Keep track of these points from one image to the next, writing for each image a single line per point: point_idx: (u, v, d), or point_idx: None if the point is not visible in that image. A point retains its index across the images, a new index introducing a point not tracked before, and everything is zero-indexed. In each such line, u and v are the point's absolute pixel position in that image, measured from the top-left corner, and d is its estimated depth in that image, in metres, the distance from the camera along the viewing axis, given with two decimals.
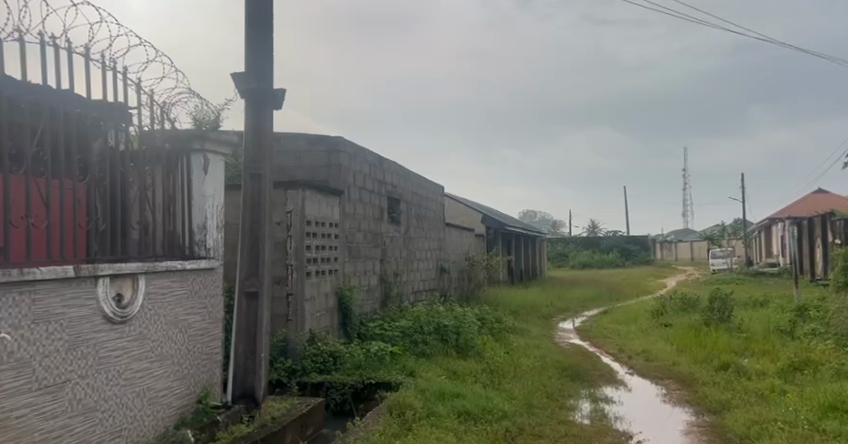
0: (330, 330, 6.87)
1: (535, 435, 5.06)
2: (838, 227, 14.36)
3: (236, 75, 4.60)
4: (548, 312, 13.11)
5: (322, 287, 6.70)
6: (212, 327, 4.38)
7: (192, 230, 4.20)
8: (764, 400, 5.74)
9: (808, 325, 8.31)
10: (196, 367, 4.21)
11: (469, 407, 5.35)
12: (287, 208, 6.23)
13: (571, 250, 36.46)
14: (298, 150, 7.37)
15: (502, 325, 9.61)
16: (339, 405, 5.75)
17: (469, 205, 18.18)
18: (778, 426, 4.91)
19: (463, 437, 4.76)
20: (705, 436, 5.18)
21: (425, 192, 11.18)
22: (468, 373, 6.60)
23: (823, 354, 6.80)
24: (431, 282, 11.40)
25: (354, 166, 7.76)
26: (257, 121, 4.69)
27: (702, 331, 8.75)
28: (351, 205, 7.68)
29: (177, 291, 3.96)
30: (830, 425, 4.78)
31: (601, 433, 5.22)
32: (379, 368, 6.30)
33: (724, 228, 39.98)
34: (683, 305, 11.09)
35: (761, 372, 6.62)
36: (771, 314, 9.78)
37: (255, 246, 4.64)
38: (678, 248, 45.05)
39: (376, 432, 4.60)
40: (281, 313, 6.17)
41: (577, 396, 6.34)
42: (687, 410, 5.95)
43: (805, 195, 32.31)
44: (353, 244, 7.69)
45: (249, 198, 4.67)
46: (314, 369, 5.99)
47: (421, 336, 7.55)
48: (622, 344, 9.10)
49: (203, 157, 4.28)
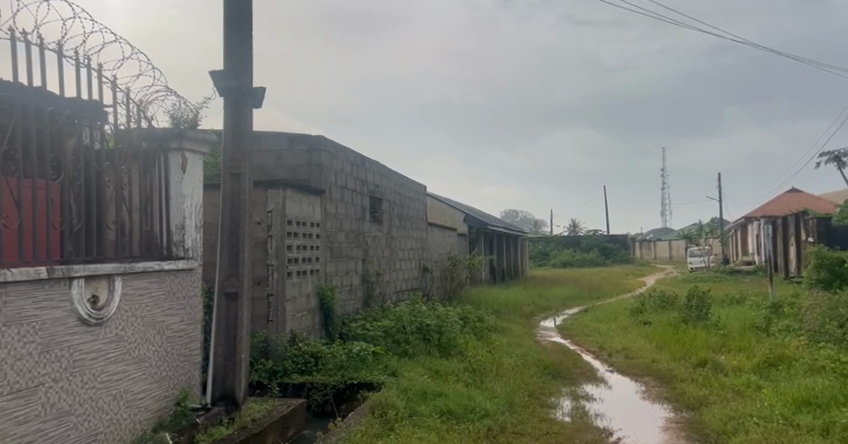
0: (311, 331, 6.84)
1: (517, 433, 5.08)
2: (811, 225, 14.62)
3: (213, 73, 4.55)
4: (529, 311, 13.16)
5: (303, 287, 6.66)
6: (191, 328, 4.34)
7: (169, 230, 4.16)
8: (740, 395, 5.82)
9: (783, 322, 8.45)
10: (174, 369, 4.17)
11: (451, 406, 5.35)
12: (267, 208, 6.20)
13: (552, 250, 36.66)
14: (278, 149, 7.33)
15: (484, 324, 9.64)
16: (320, 406, 5.73)
17: (451, 205, 18.20)
18: (753, 422, 4.97)
19: (445, 436, 4.77)
20: (683, 433, 5.23)
21: (407, 192, 11.17)
22: (450, 372, 6.61)
23: (797, 350, 6.91)
24: (413, 281, 11.39)
25: (335, 165, 7.73)
26: (235, 120, 4.66)
27: (680, 329, 8.84)
28: (332, 205, 7.64)
29: (154, 293, 3.92)
30: (804, 420, 4.86)
31: (581, 430, 5.26)
32: (362, 368, 6.28)
33: (701, 227, 40.47)
34: (661, 302, 11.21)
35: (737, 369, 6.70)
36: (747, 311, 9.91)
37: (234, 246, 4.61)
38: (657, 247, 45.49)
39: (358, 433, 4.58)
40: (261, 314, 6.13)
41: (558, 394, 6.37)
42: (665, 407, 6.01)
43: (779, 195, 32.84)
44: (335, 244, 7.66)
45: (227, 198, 4.63)
46: (295, 370, 5.95)
47: (403, 336, 7.53)
48: (602, 342, 9.17)
49: (181, 156, 4.23)
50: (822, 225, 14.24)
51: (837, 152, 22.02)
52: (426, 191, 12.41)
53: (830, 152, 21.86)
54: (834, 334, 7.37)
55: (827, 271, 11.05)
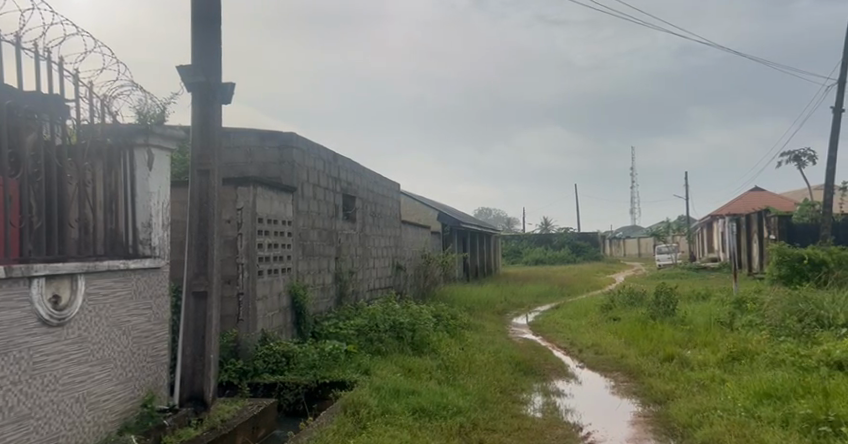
0: (283, 330, 6.78)
1: (488, 430, 5.10)
2: (772, 223, 14.96)
3: (181, 68, 4.49)
4: (501, 308, 13.25)
5: (275, 286, 6.60)
6: (158, 328, 4.27)
7: (135, 228, 4.08)
8: (705, 389, 5.93)
9: (746, 317, 8.63)
10: (140, 370, 4.10)
11: (423, 404, 5.36)
12: (237, 206, 6.13)
13: (524, 247, 36.91)
14: (248, 146, 7.25)
15: (457, 322, 9.66)
16: (292, 406, 5.69)
17: (425, 202, 18.20)
18: (717, 415, 5.07)
19: (417, 434, 4.77)
20: (650, 427, 5.31)
21: (380, 190, 11.13)
22: (422, 369, 6.62)
23: (759, 345, 7.07)
24: (387, 280, 11.37)
25: (307, 163, 7.67)
26: (204, 116, 4.59)
27: (648, 324, 8.98)
28: (304, 202, 7.59)
29: (119, 292, 3.85)
30: (765, 411, 4.98)
31: (551, 426, 5.30)
32: (334, 367, 6.24)
33: (669, 224, 41.14)
34: (630, 298, 11.39)
35: (702, 363, 6.82)
36: (713, 306, 10.11)
37: (203, 245, 4.56)
38: (626, 244, 46.12)
39: (330, 432, 4.57)
40: (231, 313, 6.06)
41: (529, 390, 6.42)
42: (633, 401, 6.10)
43: (743, 193, 33.55)
44: (307, 243, 7.61)
45: (196, 196, 4.57)
46: (266, 370, 5.90)
47: (376, 334, 7.52)
48: (572, 338, 9.27)
49: (148, 152, 4.16)
50: (783, 223, 14.59)
51: (798, 152, 22.57)
52: (399, 188, 12.38)
53: (791, 151, 22.42)
54: (794, 330, 7.56)
55: (787, 268, 11.34)
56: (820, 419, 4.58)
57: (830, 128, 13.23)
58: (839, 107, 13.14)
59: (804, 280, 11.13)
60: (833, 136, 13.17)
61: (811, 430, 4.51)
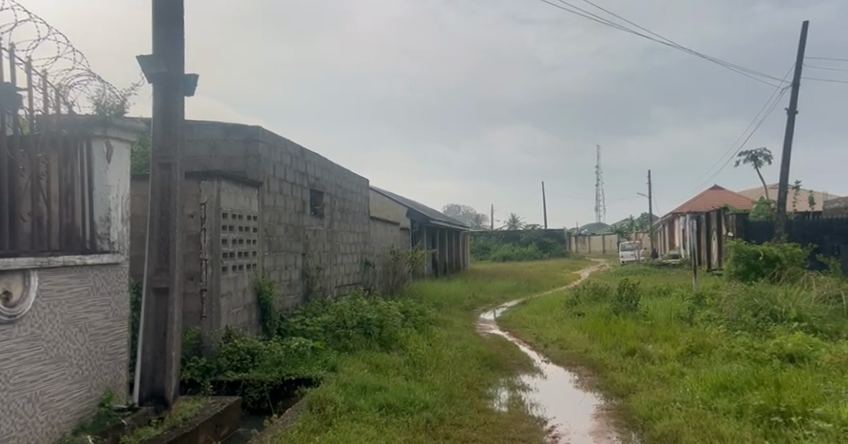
0: (248, 327, 6.69)
1: (455, 425, 5.11)
2: (730, 221, 15.28)
3: (141, 58, 4.38)
4: (469, 304, 13.30)
5: (240, 283, 6.51)
6: (117, 325, 4.17)
7: (93, 222, 3.95)
8: (665, 382, 6.03)
9: (705, 312, 8.81)
10: (98, 368, 3.99)
11: (390, 400, 5.34)
12: (201, 200, 6.02)
13: (492, 244, 37.10)
14: (212, 139, 7.13)
15: (425, 317, 9.66)
16: (257, 403, 5.61)
17: (394, 198, 18.14)
18: (676, 407, 5.16)
19: (384, 430, 4.75)
20: (612, 419, 5.38)
21: (348, 185, 11.05)
22: (390, 365, 6.60)
23: (717, 339, 7.22)
24: (355, 276, 11.30)
25: (274, 157, 7.57)
26: (166, 107, 4.50)
27: (611, 319, 9.11)
28: (271, 197, 7.49)
29: (75, 288, 3.74)
30: (722, 403, 5.08)
31: (517, 420, 5.33)
32: (300, 364, 6.17)
33: (632, 220, 41.80)
34: (594, 294, 11.53)
35: (663, 356, 6.93)
36: (673, 302, 10.30)
37: (164, 240, 4.46)
38: (591, 241, 46.74)
39: (296, 429, 4.52)
40: (194, 310, 5.95)
41: (495, 385, 6.44)
42: (596, 394, 6.17)
43: (704, 192, 34.26)
44: (273, 238, 7.50)
45: (158, 189, 4.47)
46: (230, 367, 5.81)
47: (344, 330, 7.47)
48: (538, 333, 9.34)
49: (106, 144, 4.04)
50: (740, 220, 14.86)
51: (755, 152, 23.14)
52: (367, 184, 12.30)
53: (748, 151, 22.97)
54: (750, 324, 7.75)
55: (744, 264, 11.63)
56: (772, 410, 4.72)
57: (785, 128, 13.57)
58: (794, 108, 13.48)
59: (759, 275, 11.40)
60: (788, 137, 13.51)
61: (763, 421, 4.64)
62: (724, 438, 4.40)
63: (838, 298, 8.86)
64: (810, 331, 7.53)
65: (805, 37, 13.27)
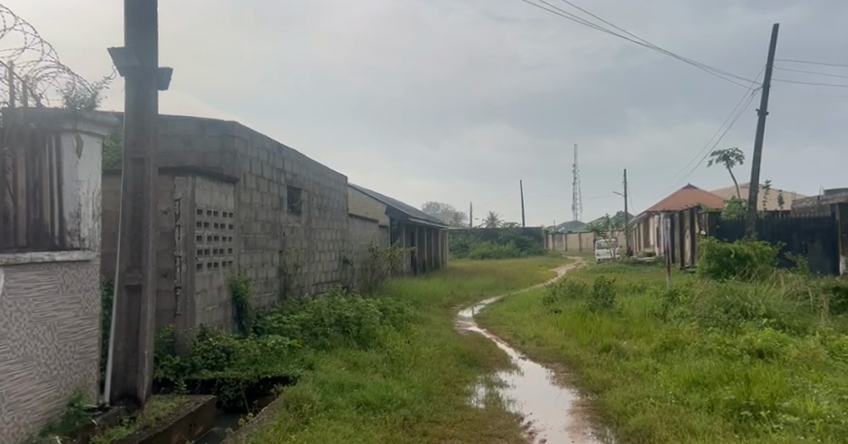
0: (223, 325, 6.60)
1: (432, 422, 5.09)
2: (703, 219, 15.48)
3: (113, 50, 4.29)
4: (447, 301, 13.30)
5: (215, 280, 6.42)
6: (87, 323, 4.08)
7: (62, 218, 3.86)
8: (639, 378, 6.08)
9: (678, 309, 8.91)
10: (67, 368, 3.90)
11: (368, 397, 5.31)
12: (175, 196, 5.93)
13: (470, 242, 37.17)
14: (187, 134, 7.03)
15: (404, 315, 9.64)
16: (232, 402, 5.54)
17: (372, 196, 18.07)
18: (650, 402, 5.21)
19: (361, 427, 4.72)
20: (587, 415, 5.41)
21: (326, 182, 10.96)
22: (368, 363, 6.57)
23: (690, 335, 7.31)
24: (333, 274, 11.23)
25: (251, 153, 7.48)
26: (138, 101, 4.41)
27: (587, 316, 9.18)
28: (247, 193, 7.40)
29: (43, 286, 3.66)
30: (694, 398, 5.13)
31: (494, 416, 5.33)
32: (277, 362, 6.10)
33: (608, 218, 42.17)
34: (570, 291, 11.61)
35: (637, 353, 7.00)
36: (647, 299, 10.42)
37: (137, 236, 4.38)
38: (568, 239, 47.07)
39: (272, 427, 4.48)
40: (167, 308, 5.87)
41: (473, 382, 6.45)
42: (572, 391, 6.20)
43: (678, 192, 34.70)
44: (249, 235, 7.42)
45: (130, 184, 4.38)
46: (205, 366, 5.74)
47: (321, 328, 7.42)
48: (516, 331, 9.37)
49: (76, 138, 3.95)
50: (713, 219, 15.04)
51: (727, 151, 23.49)
52: (345, 181, 12.22)
53: (720, 151, 23.29)
54: (722, 320, 7.87)
55: (716, 261, 11.79)
56: (742, 404, 4.79)
57: (756, 129, 13.77)
58: (764, 109, 13.68)
59: (731, 273, 11.56)
60: (758, 137, 13.71)
61: (734, 415, 4.71)
62: (695, 432, 4.45)
63: (805, 295, 9.01)
64: (779, 327, 7.67)
65: (775, 39, 13.47)
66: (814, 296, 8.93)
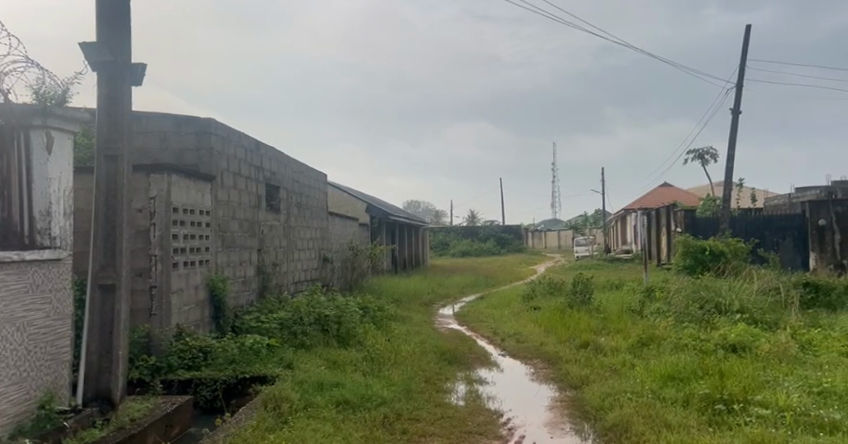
0: (200, 325, 6.52)
1: (412, 419, 5.07)
2: (678, 217, 15.64)
3: (84, 45, 4.20)
4: (428, 299, 13.28)
5: (191, 279, 6.33)
6: (59, 324, 3.99)
7: (32, 217, 3.77)
8: (617, 373, 6.12)
9: (655, 305, 9.00)
10: (38, 369, 3.82)
11: (348, 396, 5.27)
12: (150, 194, 5.84)
13: (451, 240, 37.22)
14: (162, 131, 6.93)
15: (384, 313, 9.60)
16: (209, 402, 5.47)
17: (352, 193, 17.97)
18: (627, 397, 5.24)
19: (340, 426, 4.69)
20: (566, 411, 5.43)
21: (305, 179, 10.87)
22: (348, 362, 6.53)
23: (666, 331, 7.38)
24: (312, 272, 11.14)
25: (228, 150, 7.38)
26: (111, 97, 4.32)
27: (566, 313, 9.24)
28: (224, 192, 7.30)
29: (12, 286, 3.57)
30: (670, 393, 5.17)
31: (473, 413, 5.33)
32: (255, 362, 6.03)
33: (587, 216, 42.47)
34: (550, 288, 11.67)
35: (614, 349, 7.04)
36: (625, 295, 10.51)
37: (111, 234, 4.30)
38: (548, 236, 47.33)
39: (249, 427, 4.42)
40: (143, 308, 5.78)
41: (453, 379, 6.44)
42: (551, 387, 6.22)
43: (655, 190, 35.04)
44: (227, 234, 7.33)
45: (103, 182, 4.30)
46: (181, 366, 5.66)
47: (300, 327, 7.36)
48: (495, 328, 9.39)
49: (46, 134, 3.86)
50: (688, 216, 15.21)
51: (702, 150, 23.77)
52: (325, 178, 12.13)
53: (695, 150, 23.55)
54: (697, 316, 7.97)
55: (691, 258, 11.91)
56: (716, 398, 4.84)
57: (729, 128, 13.94)
58: (738, 108, 13.86)
59: (706, 269, 11.70)
60: (732, 136, 13.89)
61: (708, 409, 4.75)
62: (671, 427, 4.48)
63: (777, 290, 9.13)
64: (752, 322, 7.78)
65: (748, 39, 13.65)
66: (785, 291, 9.07)
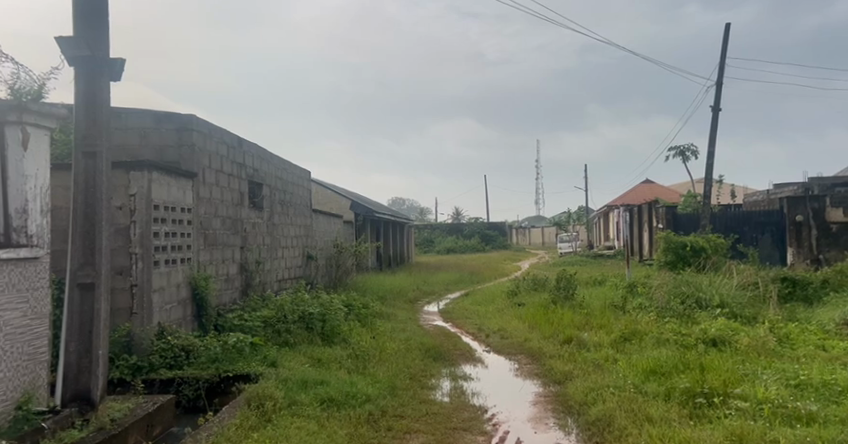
0: (182, 323, 6.45)
1: (397, 416, 5.06)
2: (660, 213, 15.77)
3: (60, 39, 4.13)
4: (413, 296, 13.27)
5: (173, 277, 6.26)
6: (36, 323, 3.92)
7: (8, 214, 3.71)
8: (600, 368, 6.15)
9: (636, 300, 9.07)
10: (15, 369, 3.75)
11: (332, 394, 5.24)
12: (130, 191, 5.75)
13: (436, 237, 37.22)
14: (143, 127, 6.85)
15: (369, 310, 9.57)
16: (192, 401, 5.42)
17: (336, 190, 17.90)
18: (610, 391, 5.26)
19: (325, 424, 4.66)
20: (550, 406, 5.45)
21: (289, 177, 10.79)
22: (332, 359, 6.49)
23: (648, 326, 7.43)
24: (296, 270, 11.07)
25: (209, 147, 7.30)
26: (89, 92, 4.26)
27: (549, 308, 9.28)
28: (206, 189, 7.22)
29: None
30: (652, 387, 5.20)
31: (458, 409, 5.33)
32: (238, 360, 5.98)
33: (570, 213, 42.70)
34: (534, 285, 11.71)
35: (597, 344, 7.08)
36: (608, 291, 10.58)
37: (90, 232, 4.23)
38: (532, 233, 47.50)
39: (233, 426, 4.38)
40: (123, 306, 5.69)
41: (438, 376, 6.43)
42: (535, 382, 6.23)
43: (637, 186, 35.32)
44: (209, 231, 7.25)
45: (82, 179, 4.23)
46: (163, 365, 5.59)
47: (284, 325, 7.32)
48: (480, 324, 9.40)
49: (22, 130, 3.78)
50: (670, 213, 15.34)
51: (682, 147, 23.98)
52: (309, 176, 12.05)
53: (676, 146, 23.75)
54: (678, 311, 8.04)
55: (673, 254, 12.01)
56: (697, 392, 4.87)
57: (710, 125, 14.06)
58: (718, 106, 13.99)
59: (687, 265, 11.80)
60: (712, 133, 14.02)
61: (689, 402, 4.79)
62: (653, 420, 4.51)
63: (755, 285, 9.26)
64: (731, 316, 7.86)
65: (727, 37, 13.76)
66: (763, 286, 9.19)
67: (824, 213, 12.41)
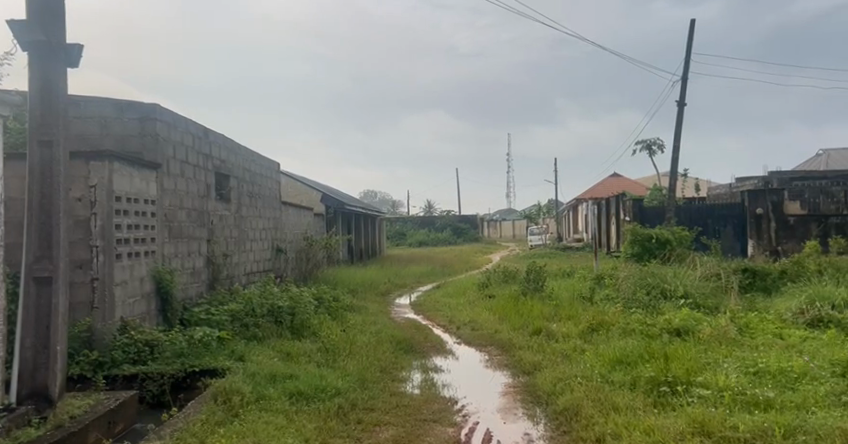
0: (145, 318, 6.30)
1: (366, 409, 5.02)
2: (627, 206, 15.93)
3: (12, 23, 3.98)
4: (384, 289, 13.21)
5: (136, 271, 6.10)
6: None
7: None
8: (568, 358, 6.19)
9: (604, 291, 9.16)
10: None
11: (301, 387, 5.16)
12: (90, 182, 5.58)
13: (407, 230, 37.13)
14: (104, 116, 6.66)
15: (339, 304, 9.48)
16: (156, 397, 5.30)
17: (306, 183, 17.71)
18: (578, 381, 5.29)
19: (293, 418, 4.60)
20: (519, 396, 5.46)
21: (256, 169, 10.60)
22: (301, 353, 6.40)
23: (614, 317, 7.50)
24: (265, 263, 10.91)
25: (174, 137, 7.13)
26: (44, 79, 4.09)
27: (519, 300, 9.31)
28: (170, 180, 7.06)
29: None
30: (618, 376, 5.24)
31: (427, 401, 5.30)
32: (205, 354, 5.86)
33: (540, 206, 43.04)
34: (504, 277, 11.75)
35: (565, 335, 7.12)
36: (576, 282, 10.66)
37: (46, 224, 4.08)
38: (502, 226, 47.74)
39: (198, 422, 4.29)
40: (83, 301, 5.54)
41: (408, 368, 6.40)
42: (504, 373, 6.24)
43: (605, 180, 35.72)
44: (173, 224, 7.09)
45: (37, 168, 4.07)
46: (126, 361, 5.45)
47: (252, 319, 7.20)
48: (451, 316, 9.39)
49: None
50: (636, 206, 15.51)
51: (648, 141, 24.31)
52: (277, 168, 11.87)
53: (642, 140, 24.06)
54: (644, 302, 8.13)
55: (639, 246, 12.15)
56: (661, 380, 4.92)
57: (675, 120, 14.24)
58: (683, 100, 14.18)
59: (653, 257, 11.95)
60: (677, 127, 14.21)
61: (653, 391, 4.85)
62: (619, 409, 4.55)
63: (718, 276, 9.41)
64: (695, 307, 7.99)
65: (692, 33, 13.94)
66: (726, 277, 9.34)
67: (783, 206, 12.69)
